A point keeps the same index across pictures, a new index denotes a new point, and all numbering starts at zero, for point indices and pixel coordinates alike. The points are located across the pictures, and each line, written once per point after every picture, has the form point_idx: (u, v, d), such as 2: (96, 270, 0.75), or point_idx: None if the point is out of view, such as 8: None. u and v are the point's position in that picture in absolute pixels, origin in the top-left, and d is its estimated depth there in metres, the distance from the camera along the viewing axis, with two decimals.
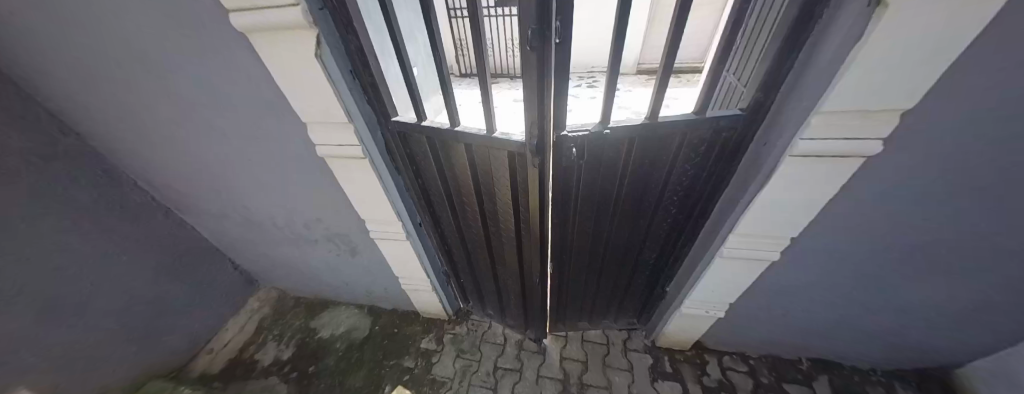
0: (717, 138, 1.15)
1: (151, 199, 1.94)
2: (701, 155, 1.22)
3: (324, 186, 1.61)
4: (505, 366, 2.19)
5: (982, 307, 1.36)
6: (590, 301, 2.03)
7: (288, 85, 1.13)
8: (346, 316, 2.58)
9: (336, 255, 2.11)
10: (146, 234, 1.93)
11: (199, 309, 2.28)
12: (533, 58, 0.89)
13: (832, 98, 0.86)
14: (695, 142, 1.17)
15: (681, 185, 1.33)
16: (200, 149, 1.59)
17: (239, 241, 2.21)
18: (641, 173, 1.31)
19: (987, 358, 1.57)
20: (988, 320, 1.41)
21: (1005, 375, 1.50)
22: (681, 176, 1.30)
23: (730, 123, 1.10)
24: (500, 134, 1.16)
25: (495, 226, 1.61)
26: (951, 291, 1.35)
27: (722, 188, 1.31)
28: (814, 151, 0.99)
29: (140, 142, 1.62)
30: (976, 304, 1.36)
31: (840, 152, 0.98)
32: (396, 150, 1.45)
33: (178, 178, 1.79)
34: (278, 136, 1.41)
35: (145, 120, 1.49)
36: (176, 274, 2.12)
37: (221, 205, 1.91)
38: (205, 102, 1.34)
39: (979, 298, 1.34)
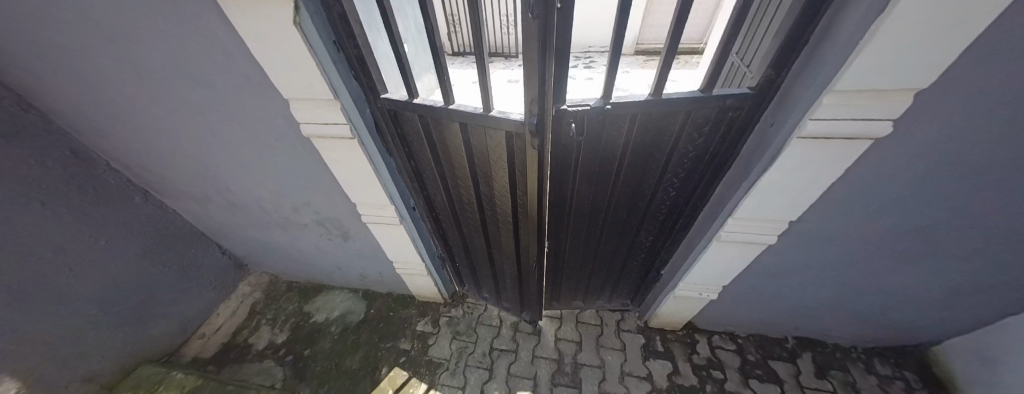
0: (722, 117, 1.11)
1: (128, 181, 1.85)
2: (705, 136, 1.18)
3: (311, 168, 1.54)
4: (500, 347, 2.22)
5: (968, 288, 1.38)
6: (586, 283, 2.04)
7: (265, 57, 1.04)
8: (340, 300, 2.56)
9: (327, 240, 2.06)
10: (125, 217, 1.85)
11: (187, 294, 2.23)
12: (533, 27, 0.82)
13: (846, 76, 0.82)
14: (699, 123, 1.13)
15: (682, 168, 1.30)
16: (175, 129, 1.49)
17: (225, 225, 2.13)
18: (642, 154, 1.27)
19: (964, 336, 1.62)
20: (970, 300, 1.45)
21: (980, 352, 1.56)
22: (683, 158, 1.27)
23: (736, 103, 1.06)
24: (498, 113, 1.10)
25: (491, 209, 1.57)
26: (939, 274, 1.37)
27: (723, 170, 1.29)
28: (822, 133, 0.96)
29: (109, 119, 1.51)
30: (961, 286, 1.40)
31: (848, 133, 0.95)
32: (387, 130, 1.37)
33: (155, 159, 1.69)
34: (259, 114, 1.32)
35: (112, 96, 1.38)
36: (161, 258, 2.05)
37: (203, 188, 1.83)
38: (176, 76, 1.24)
39: (965, 280, 1.37)
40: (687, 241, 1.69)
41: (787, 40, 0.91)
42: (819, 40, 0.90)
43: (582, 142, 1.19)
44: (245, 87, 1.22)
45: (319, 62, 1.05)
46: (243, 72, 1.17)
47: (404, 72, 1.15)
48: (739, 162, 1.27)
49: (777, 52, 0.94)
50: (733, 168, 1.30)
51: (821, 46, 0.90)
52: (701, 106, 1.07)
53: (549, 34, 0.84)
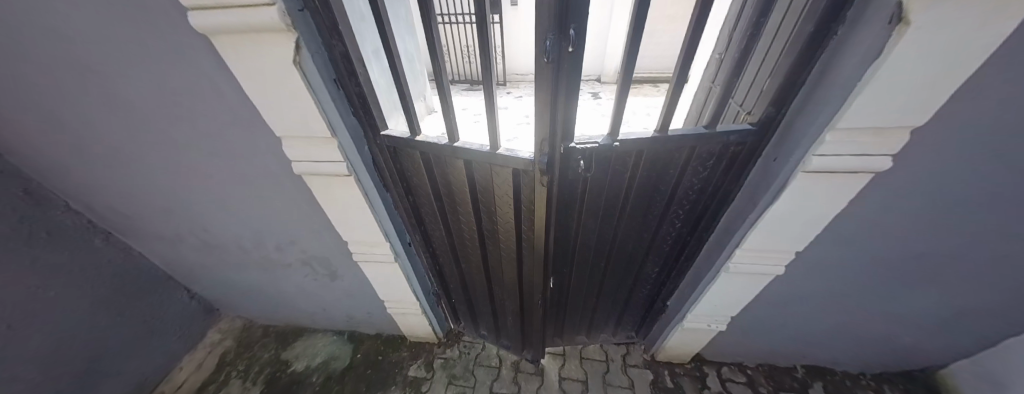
0: (726, 153, 1.13)
1: (89, 223, 1.67)
2: (709, 170, 1.19)
3: (300, 206, 1.44)
4: (501, 391, 2.06)
5: (969, 311, 1.40)
6: (590, 316, 1.96)
7: (259, 94, 0.99)
8: (324, 344, 2.35)
9: (313, 280, 1.91)
10: (81, 263, 1.66)
11: (148, 347, 1.98)
12: (546, 70, 0.82)
13: (848, 115, 0.85)
14: (704, 158, 1.14)
15: (686, 201, 1.30)
16: (152, 167, 1.37)
17: (197, 267, 1.95)
18: (647, 189, 1.26)
19: (969, 359, 1.63)
20: (973, 324, 1.46)
21: (987, 375, 1.57)
22: (686, 192, 1.27)
23: (740, 138, 1.07)
24: (505, 150, 1.07)
25: (493, 244, 1.50)
26: (941, 299, 1.39)
27: (727, 201, 1.29)
28: (826, 167, 0.98)
29: (75, 157, 1.38)
30: (963, 310, 1.41)
31: (850, 168, 0.97)
32: (385, 166, 1.31)
33: (123, 198, 1.55)
34: (247, 151, 1.24)
35: (82, 134, 1.27)
36: (120, 307, 1.84)
37: (176, 228, 1.68)
38: (159, 113, 1.15)
39: (967, 304, 1.39)
40: (693, 271, 1.66)
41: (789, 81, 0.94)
42: (817, 80, 0.94)
43: (588, 180, 1.18)
44: (235, 123, 1.15)
45: (318, 100, 1.00)
46: (233, 109, 1.11)
47: (406, 109, 1.12)
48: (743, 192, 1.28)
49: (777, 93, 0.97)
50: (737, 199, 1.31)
51: (818, 86, 0.94)
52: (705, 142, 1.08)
53: (562, 75, 0.83)
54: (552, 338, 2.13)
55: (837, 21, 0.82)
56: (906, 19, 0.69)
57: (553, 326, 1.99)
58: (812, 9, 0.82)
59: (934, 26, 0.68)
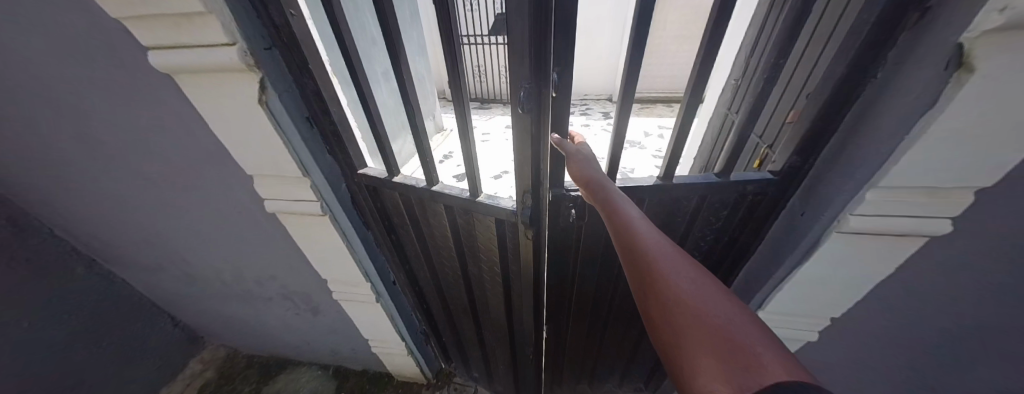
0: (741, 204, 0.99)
1: (72, 250, 1.63)
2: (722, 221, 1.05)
3: (277, 242, 1.35)
4: None
5: None
6: (592, 366, 1.76)
7: (223, 133, 0.91)
8: (308, 380, 2.21)
9: (296, 315, 1.81)
10: (58, 293, 1.60)
11: (124, 379, 1.90)
12: (526, 119, 0.71)
13: (894, 173, 0.69)
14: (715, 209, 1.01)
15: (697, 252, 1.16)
16: (128, 199, 1.32)
17: (180, 296, 1.88)
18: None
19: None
20: None
21: None
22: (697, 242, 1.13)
23: (758, 190, 0.94)
24: (486, 198, 0.96)
25: (480, 289, 1.37)
26: None
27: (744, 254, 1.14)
28: (867, 228, 0.81)
29: (57, 187, 1.35)
30: None
31: (897, 231, 0.81)
32: (365, 204, 1.22)
33: (105, 227, 1.50)
34: (220, 187, 1.17)
35: (60, 165, 1.24)
36: (98, 337, 1.77)
37: (158, 258, 1.62)
38: (130, 148, 1.10)
39: None
40: None
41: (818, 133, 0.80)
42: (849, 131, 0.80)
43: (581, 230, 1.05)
44: (206, 160, 1.09)
45: (289, 142, 0.92)
46: (201, 145, 1.04)
47: (383, 149, 1.03)
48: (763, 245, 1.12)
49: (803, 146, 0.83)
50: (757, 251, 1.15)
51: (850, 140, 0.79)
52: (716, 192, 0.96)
53: (546, 124, 0.72)
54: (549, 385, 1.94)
55: (876, 66, 0.69)
56: (968, 65, 0.55)
57: (549, 374, 1.79)
58: (840, 52, 0.70)
59: (1005, 75, 0.54)
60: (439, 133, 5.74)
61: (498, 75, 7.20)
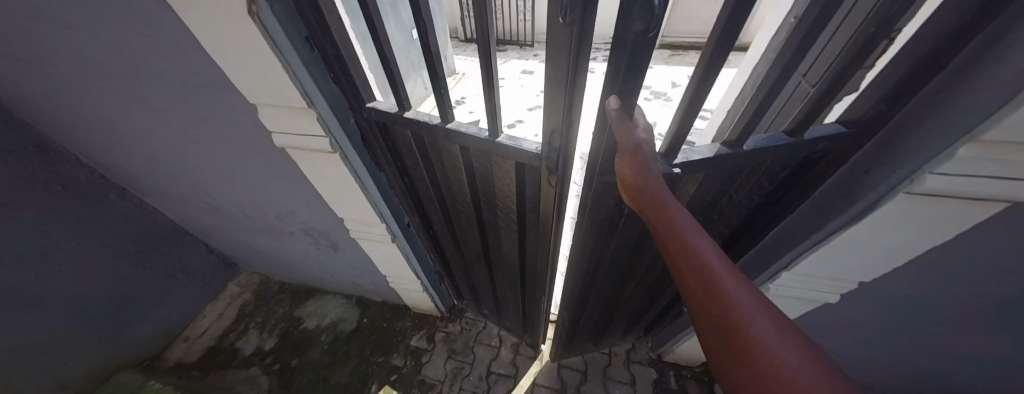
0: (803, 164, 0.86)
1: (100, 178, 1.70)
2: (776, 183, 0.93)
3: (291, 179, 1.35)
4: (498, 370, 2.07)
5: None
6: (610, 324, 1.78)
7: (219, 54, 0.83)
8: (333, 306, 2.42)
9: (317, 249, 1.90)
10: (97, 217, 1.71)
11: (172, 296, 2.12)
12: (561, 38, 0.59)
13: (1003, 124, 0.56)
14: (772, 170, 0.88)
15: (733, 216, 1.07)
16: (140, 129, 1.30)
17: (209, 226, 1.98)
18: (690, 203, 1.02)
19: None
20: None
21: None
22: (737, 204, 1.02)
23: (829, 148, 0.79)
24: (507, 138, 0.88)
25: (495, 236, 1.36)
26: None
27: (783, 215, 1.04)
28: (945, 190, 0.70)
29: (69, 114, 1.33)
30: None
31: (982, 196, 0.68)
32: (376, 143, 1.16)
33: (126, 157, 1.52)
34: (227, 119, 1.12)
35: (65, 91, 1.19)
36: (142, 260, 1.93)
37: (181, 189, 1.66)
38: (127, 73, 1.03)
39: None
40: None
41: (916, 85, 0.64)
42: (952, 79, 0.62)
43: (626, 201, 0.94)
44: (208, 89, 1.02)
45: (288, 66, 0.83)
46: (199, 72, 0.97)
47: (393, 80, 0.92)
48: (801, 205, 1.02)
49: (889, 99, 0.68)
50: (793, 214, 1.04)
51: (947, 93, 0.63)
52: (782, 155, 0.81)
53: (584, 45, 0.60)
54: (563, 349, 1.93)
55: None
56: None
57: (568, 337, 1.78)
58: None
59: None
60: (452, 75, 5.42)
61: (518, 10, 6.48)
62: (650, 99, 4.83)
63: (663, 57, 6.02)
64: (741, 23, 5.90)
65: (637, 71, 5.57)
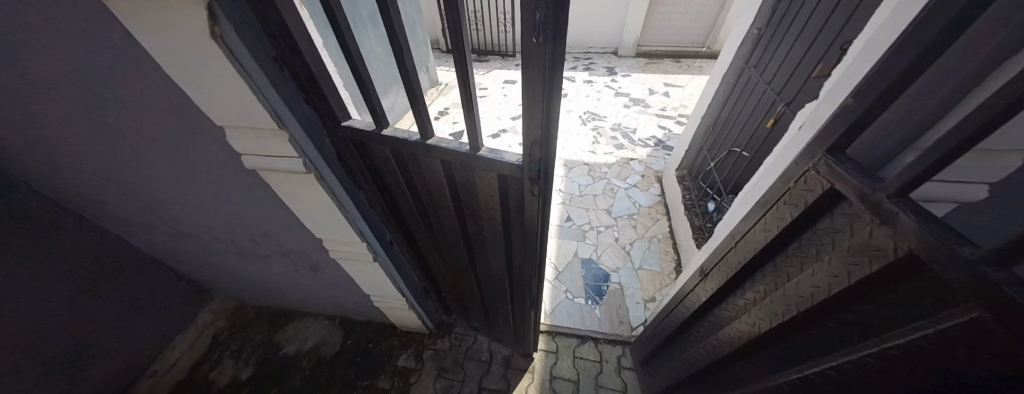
0: (844, 203, 0.73)
1: (55, 205, 1.58)
2: (838, 234, 0.75)
3: (266, 201, 1.29)
4: (491, 386, 2.03)
5: None
6: (670, 353, 1.62)
7: (182, 78, 0.80)
8: (315, 328, 2.33)
9: (296, 271, 1.82)
10: (50, 248, 1.58)
11: (137, 328, 1.97)
12: (535, 52, 0.59)
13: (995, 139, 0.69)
14: (875, 241, 0.65)
15: (807, 298, 0.82)
16: (99, 153, 1.21)
17: (178, 252, 1.88)
18: (883, 357, 0.67)
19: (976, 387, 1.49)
20: None
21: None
22: (820, 283, 0.78)
23: (880, 213, 0.63)
24: (488, 152, 0.87)
25: (481, 249, 1.35)
26: None
27: (764, 246, 0.95)
28: (935, 195, 0.81)
29: (16, 140, 1.23)
30: None
31: (950, 192, 0.79)
32: (352, 161, 1.13)
33: (83, 183, 1.42)
34: (196, 141, 1.07)
35: (9, 115, 1.10)
36: (102, 291, 1.79)
37: (146, 215, 1.57)
38: (81, 95, 0.96)
39: None
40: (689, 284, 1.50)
41: (951, 139, 0.54)
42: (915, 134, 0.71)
43: None
44: (173, 110, 0.96)
45: (255, 87, 0.80)
46: (162, 92, 0.92)
47: (367, 98, 0.90)
48: (755, 208, 1.00)
49: (861, 113, 0.69)
50: (764, 235, 0.96)
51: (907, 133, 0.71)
52: (922, 241, 0.56)
53: (559, 63, 0.61)
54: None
55: None
56: None
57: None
58: None
59: None
60: (433, 87, 5.44)
61: (497, 21, 6.56)
62: (629, 105, 4.98)
63: (639, 65, 6.24)
64: (711, 32, 6.21)
65: (615, 79, 5.74)
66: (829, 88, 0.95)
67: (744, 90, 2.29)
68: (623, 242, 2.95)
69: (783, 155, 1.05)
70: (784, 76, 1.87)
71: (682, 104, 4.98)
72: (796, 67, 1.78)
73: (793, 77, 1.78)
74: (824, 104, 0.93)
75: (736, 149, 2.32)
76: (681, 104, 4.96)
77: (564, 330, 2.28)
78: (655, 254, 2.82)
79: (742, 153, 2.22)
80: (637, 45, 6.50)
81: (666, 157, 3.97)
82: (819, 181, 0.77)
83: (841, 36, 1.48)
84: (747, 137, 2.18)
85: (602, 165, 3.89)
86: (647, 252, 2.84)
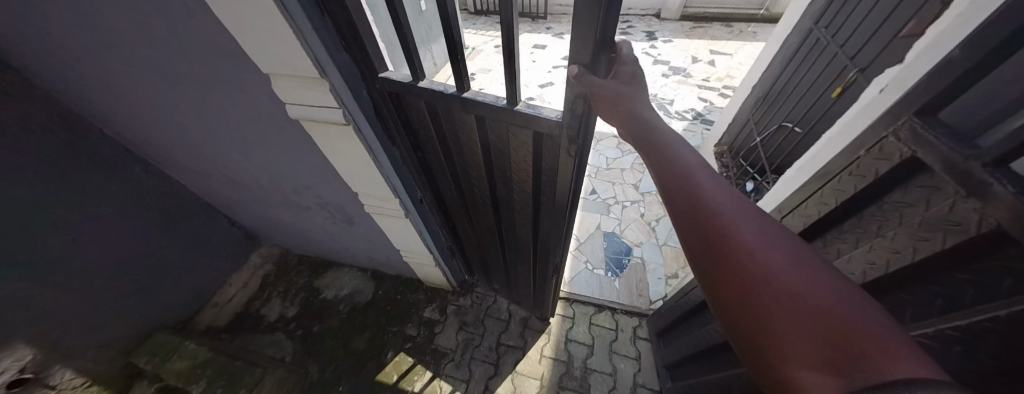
0: (921, 175, 0.66)
1: (125, 151, 1.74)
2: (908, 208, 0.69)
3: (308, 153, 1.36)
4: (508, 342, 2.16)
5: None
6: (690, 325, 1.64)
7: (232, 22, 0.81)
8: (350, 278, 2.53)
9: (333, 224, 1.95)
10: (125, 189, 1.76)
11: (200, 265, 2.22)
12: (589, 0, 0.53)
13: None
14: (955, 216, 0.60)
15: (861, 275, 0.79)
16: (158, 101, 1.30)
17: (230, 200, 2.05)
18: (942, 338, 0.65)
19: None
20: None
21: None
22: (878, 259, 0.75)
23: (969, 182, 0.57)
24: (526, 107, 0.85)
25: (508, 212, 1.37)
26: None
27: (817, 220, 0.91)
28: None
29: (89, 87, 1.34)
30: None
31: None
32: (388, 115, 1.15)
33: (147, 131, 1.54)
34: (244, 91, 1.12)
35: (79, 61, 1.18)
36: (168, 230, 2.00)
37: (202, 163, 1.71)
38: (138, 41, 1.01)
39: None
40: None
41: None
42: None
43: None
44: (221, 57, 0.99)
45: (301, 29, 0.81)
46: (212, 39, 0.94)
47: (405, 46, 0.89)
48: (812, 180, 0.95)
49: None
50: (819, 209, 0.91)
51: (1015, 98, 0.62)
52: (1017, 215, 0.51)
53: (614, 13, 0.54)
54: (677, 364, 1.73)
55: None
56: None
57: (696, 365, 1.54)
58: None
59: None
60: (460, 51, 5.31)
61: None
62: (667, 75, 4.64)
63: (683, 30, 5.70)
64: None
65: (655, 46, 5.32)
66: (923, 49, 0.86)
67: (808, 56, 2.06)
68: (648, 218, 2.89)
69: (852, 124, 0.98)
70: (862, 38, 1.69)
71: (727, 74, 4.58)
72: (878, 27, 1.60)
73: (873, 40, 1.62)
74: (918, 65, 0.85)
75: (788, 123, 2.15)
76: (726, 74, 4.56)
77: (581, 298, 2.34)
78: None
79: (794, 128, 2.07)
80: (682, 7, 5.91)
81: (704, 132, 3.73)
82: (898, 149, 0.70)
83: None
84: (805, 109, 2.01)
85: None
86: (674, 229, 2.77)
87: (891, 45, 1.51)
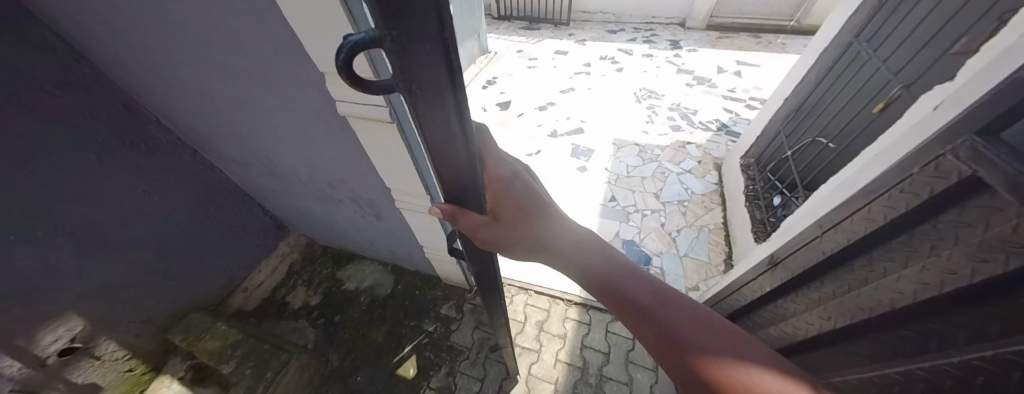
0: (983, 194, 0.65)
1: (176, 139, 1.86)
2: (966, 228, 0.69)
3: (349, 148, 1.42)
4: (523, 344, 2.17)
5: None
6: None
7: (301, 24, 0.88)
8: (371, 271, 2.60)
9: (362, 217, 2.02)
10: (174, 174, 1.87)
11: (234, 250, 2.33)
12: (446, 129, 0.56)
13: None
14: (1019, 237, 0.59)
15: (911, 294, 0.77)
16: (215, 95, 1.39)
17: (267, 190, 2.16)
18: (997, 360, 0.62)
19: None
20: None
21: None
22: (931, 279, 0.74)
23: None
24: None
25: None
26: None
27: (864, 237, 0.90)
28: None
29: (153, 78, 1.44)
30: None
31: None
32: None
33: (199, 120, 1.64)
34: (298, 87, 1.18)
35: (148, 54, 1.27)
36: (209, 214, 2.10)
37: (246, 153, 1.81)
38: (208, 38, 1.08)
39: None
40: (747, 274, 1.44)
41: None
42: None
43: None
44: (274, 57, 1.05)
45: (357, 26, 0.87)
46: (277, 38, 1.01)
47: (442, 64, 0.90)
48: (859, 196, 0.94)
49: None
50: (865, 226, 0.90)
51: None
52: None
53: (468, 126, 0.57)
54: None
55: None
56: None
57: None
58: None
59: None
60: (483, 55, 5.43)
61: None
62: (692, 84, 4.58)
63: (709, 40, 5.63)
64: (804, 4, 5.41)
65: (680, 55, 5.27)
66: (981, 69, 0.87)
67: (847, 71, 2.02)
68: (669, 228, 2.85)
69: (902, 140, 0.97)
70: (907, 54, 1.66)
71: (755, 85, 4.49)
72: (924, 43, 1.57)
73: (919, 56, 1.59)
74: (975, 83, 0.85)
75: (822, 139, 2.12)
76: (754, 86, 4.47)
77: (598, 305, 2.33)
78: (703, 244, 2.70)
79: (828, 144, 2.07)
80: (709, 16, 5.83)
81: (729, 143, 3.66)
82: (955, 167, 0.69)
83: (999, 4, 1.26)
84: (842, 125, 2.00)
85: (655, 147, 3.69)
86: (695, 241, 2.73)
87: (939, 61, 1.48)
